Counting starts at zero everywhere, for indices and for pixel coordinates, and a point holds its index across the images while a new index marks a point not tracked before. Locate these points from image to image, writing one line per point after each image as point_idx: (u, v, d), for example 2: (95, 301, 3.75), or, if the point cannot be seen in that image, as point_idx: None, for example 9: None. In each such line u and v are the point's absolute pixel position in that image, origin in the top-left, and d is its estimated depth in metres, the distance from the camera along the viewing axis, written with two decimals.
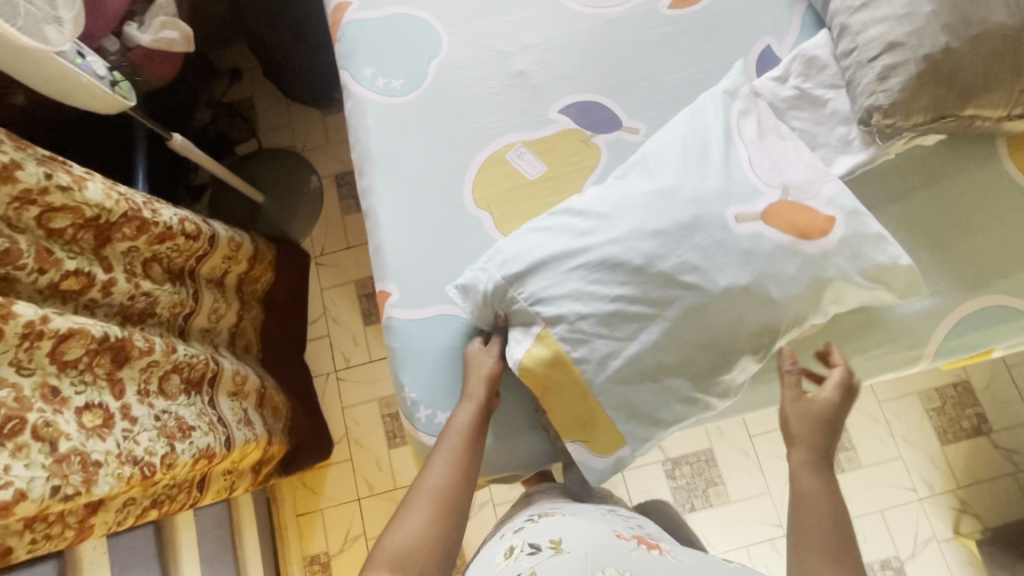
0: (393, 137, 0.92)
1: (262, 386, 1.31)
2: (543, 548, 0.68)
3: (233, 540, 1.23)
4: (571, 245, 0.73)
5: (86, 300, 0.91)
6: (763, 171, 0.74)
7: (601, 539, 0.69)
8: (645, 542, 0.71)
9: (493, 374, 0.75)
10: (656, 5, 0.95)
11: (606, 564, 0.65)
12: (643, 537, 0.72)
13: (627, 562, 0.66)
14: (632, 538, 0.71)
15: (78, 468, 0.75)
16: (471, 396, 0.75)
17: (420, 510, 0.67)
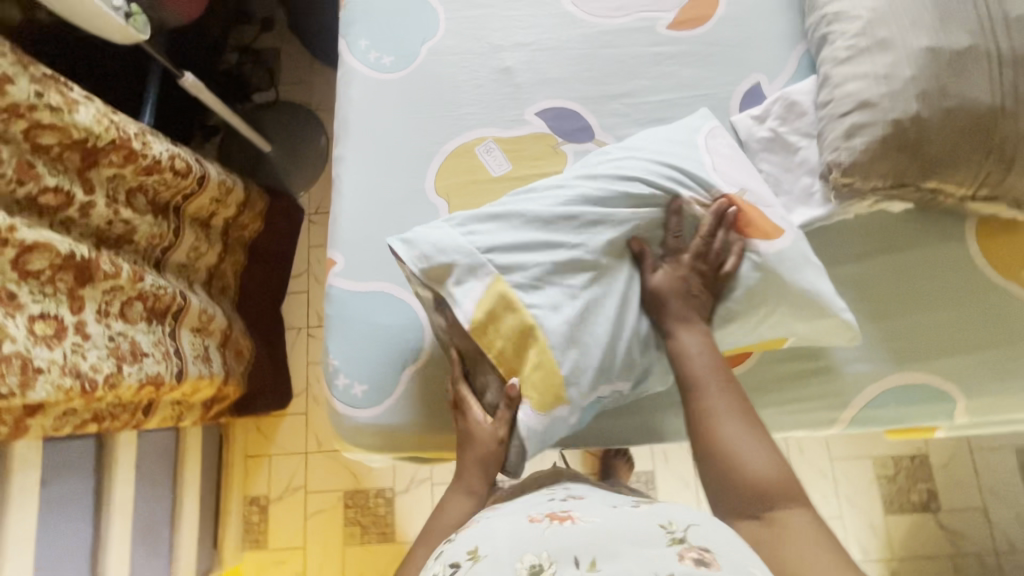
0: (373, 111, 0.94)
1: (229, 328, 1.36)
2: (462, 564, 0.53)
3: (176, 466, 1.29)
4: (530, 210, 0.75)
5: (63, 218, 0.96)
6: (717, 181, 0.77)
7: (513, 528, 0.56)
8: (559, 516, 0.58)
9: (491, 461, 0.72)
10: (656, 23, 0.94)
11: (528, 553, 0.52)
12: (555, 513, 0.59)
13: (545, 539, 0.53)
14: (545, 518, 0.57)
15: (17, 370, 0.81)
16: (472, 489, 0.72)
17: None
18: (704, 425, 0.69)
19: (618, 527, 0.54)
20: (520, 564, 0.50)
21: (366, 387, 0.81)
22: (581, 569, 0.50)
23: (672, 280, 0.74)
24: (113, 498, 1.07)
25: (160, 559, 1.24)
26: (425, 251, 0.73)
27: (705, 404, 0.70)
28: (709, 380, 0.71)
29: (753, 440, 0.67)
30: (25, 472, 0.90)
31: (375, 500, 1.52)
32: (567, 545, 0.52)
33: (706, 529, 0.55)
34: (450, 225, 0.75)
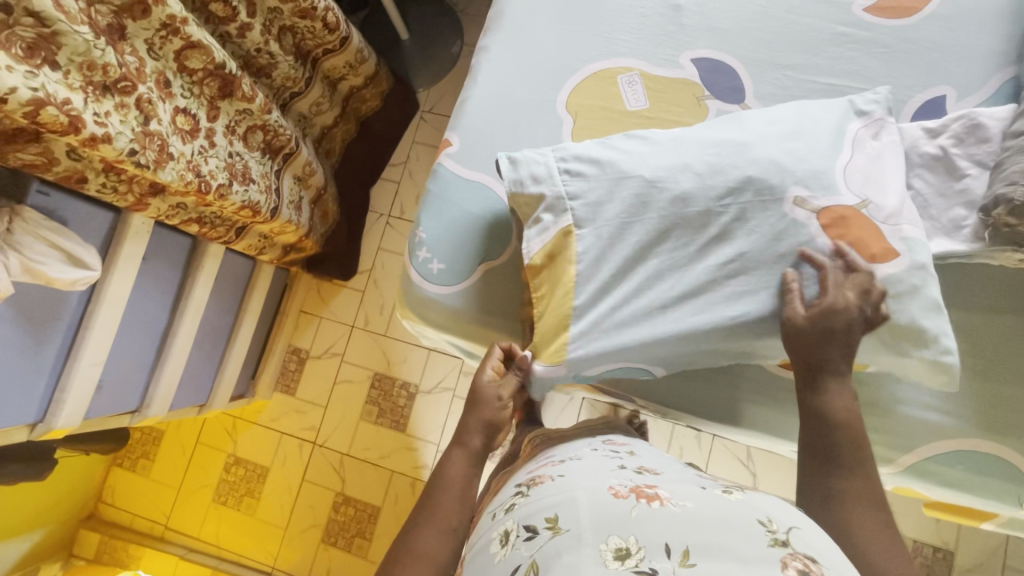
0: (530, 10, 0.92)
1: (323, 188, 1.44)
2: (540, 531, 0.54)
3: (244, 293, 1.42)
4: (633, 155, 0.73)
5: (223, 30, 1.03)
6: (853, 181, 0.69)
7: (597, 501, 0.55)
8: (644, 494, 0.56)
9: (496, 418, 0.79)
10: (853, 2, 0.86)
11: (614, 534, 0.52)
12: (641, 489, 0.57)
13: (634, 524, 0.52)
14: (630, 494, 0.56)
15: (155, 148, 0.88)
16: (466, 441, 0.77)
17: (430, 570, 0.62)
18: (823, 498, 0.62)
19: (712, 520, 0.52)
20: (606, 545, 0.50)
21: (442, 266, 0.84)
22: (672, 560, 0.49)
23: (824, 316, 0.65)
24: (193, 296, 1.19)
25: (209, 366, 1.37)
26: (522, 177, 0.73)
27: (834, 480, 0.63)
28: (846, 457, 0.64)
29: (882, 536, 0.58)
30: (134, 243, 0.99)
31: (398, 389, 1.61)
32: (658, 532, 0.51)
33: (806, 532, 0.52)
34: (552, 156, 0.74)
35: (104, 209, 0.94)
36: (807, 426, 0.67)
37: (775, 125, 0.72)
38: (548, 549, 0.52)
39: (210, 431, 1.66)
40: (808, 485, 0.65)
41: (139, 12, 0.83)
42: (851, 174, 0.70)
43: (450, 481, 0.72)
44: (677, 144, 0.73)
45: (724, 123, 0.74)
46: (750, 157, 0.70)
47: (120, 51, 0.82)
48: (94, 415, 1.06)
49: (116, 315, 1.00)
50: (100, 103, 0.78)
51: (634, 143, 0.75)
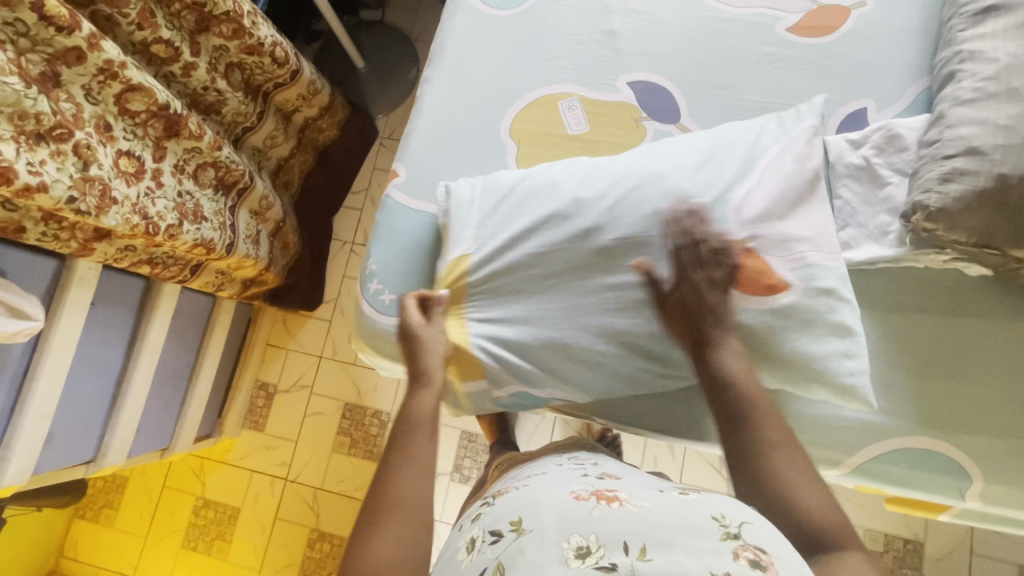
0: (472, 42, 0.94)
1: (283, 220, 1.43)
2: (506, 534, 0.59)
3: (204, 330, 1.39)
4: (567, 181, 0.75)
5: (167, 71, 1.03)
6: (770, 210, 0.72)
7: (558, 504, 0.61)
8: (605, 496, 0.62)
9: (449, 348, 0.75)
10: (777, 22, 0.90)
11: (574, 534, 0.56)
12: (602, 492, 0.63)
13: (593, 523, 0.57)
14: (591, 497, 0.62)
15: (97, 194, 0.87)
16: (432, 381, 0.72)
17: (401, 522, 0.61)
18: (751, 455, 0.64)
19: (666, 517, 0.57)
20: (568, 544, 0.55)
21: (394, 297, 0.84)
22: (631, 556, 0.54)
23: (709, 297, 0.69)
24: (148, 338, 1.16)
25: (170, 408, 1.33)
26: (452, 205, 0.80)
27: (756, 435, 0.65)
28: (761, 408, 0.66)
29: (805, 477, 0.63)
30: (81, 289, 0.97)
31: (370, 418, 1.59)
32: (615, 531, 0.56)
33: (759, 527, 0.58)
34: (477, 191, 0.80)
35: (46, 257, 0.92)
36: (724, 385, 0.67)
37: (706, 149, 0.75)
38: (513, 549, 0.57)
39: (176, 474, 1.61)
40: (730, 442, 0.66)
41: (73, 59, 0.82)
42: (750, 200, 0.72)
43: (416, 427, 0.69)
44: (613, 169, 0.75)
45: (659, 147, 0.77)
46: (683, 179, 0.73)
47: (54, 98, 0.81)
48: (44, 469, 1.02)
49: (64, 364, 0.97)
50: (34, 152, 0.78)
51: (573, 169, 0.77)
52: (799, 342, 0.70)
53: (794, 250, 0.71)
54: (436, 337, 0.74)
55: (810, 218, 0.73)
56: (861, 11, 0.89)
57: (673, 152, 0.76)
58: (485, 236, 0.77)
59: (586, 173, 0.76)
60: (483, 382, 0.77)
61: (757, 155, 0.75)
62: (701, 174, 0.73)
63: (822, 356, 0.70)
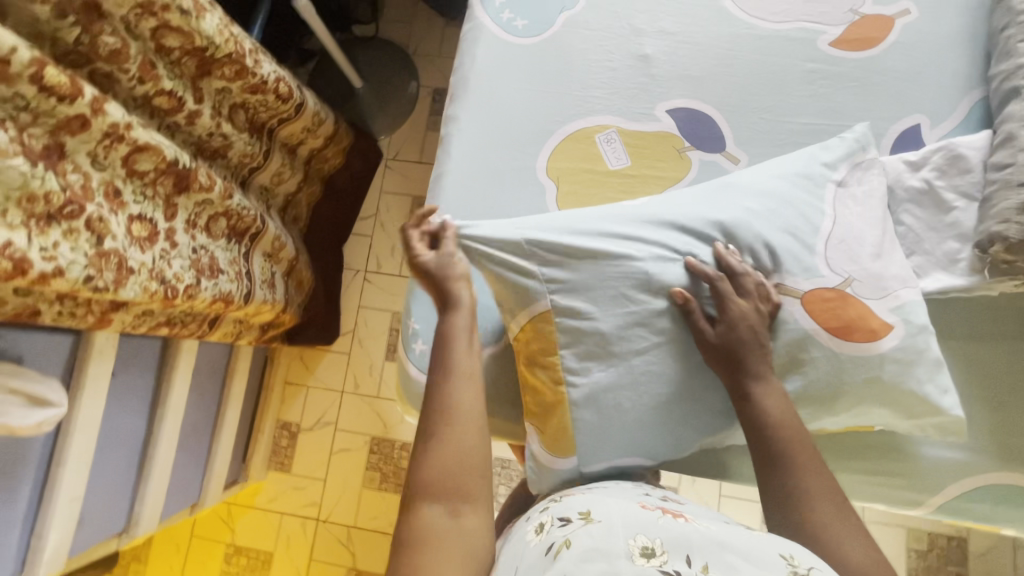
0: (497, 74, 0.89)
1: (295, 258, 1.38)
2: (574, 520, 0.57)
3: (224, 379, 1.34)
4: (621, 231, 0.71)
5: (170, 121, 0.96)
6: (837, 252, 0.70)
7: (626, 505, 0.59)
8: (671, 511, 0.59)
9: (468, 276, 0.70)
10: (819, 37, 0.85)
11: (640, 534, 0.54)
12: (668, 508, 0.60)
13: (662, 529, 0.54)
14: (658, 508, 0.59)
15: (113, 268, 0.81)
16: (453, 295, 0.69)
17: (461, 422, 0.63)
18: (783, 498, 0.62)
19: (733, 535, 0.55)
20: (634, 541, 0.53)
21: None
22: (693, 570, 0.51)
23: (735, 334, 0.65)
24: (171, 399, 1.11)
25: (196, 464, 1.29)
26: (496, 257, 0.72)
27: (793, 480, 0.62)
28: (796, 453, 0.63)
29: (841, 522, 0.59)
30: (101, 362, 0.92)
31: (399, 451, 1.55)
32: (681, 541, 0.53)
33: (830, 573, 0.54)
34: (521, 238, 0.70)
35: (61, 334, 0.87)
36: (756, 434, 0.65)
37: (764, 188, 0.72)
38: (579, 534, 0.55)
39: (204, 523, 1.57)
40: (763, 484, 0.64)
41: (77, 126, 0.76)
42: (834, 248, 0.70)
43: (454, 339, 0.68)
44: (670, 215, 0.71)
45: (716, 187, 0.73)
46: (747, 222, 0.69)
47: (60, 172, 0.75)
48: (75, 551, 0.98)
49: (90, 443, 0.92)
50: (46, 235, 0.72)
51: (626, 215, 0.73)
52: (882, 388, 0.67)
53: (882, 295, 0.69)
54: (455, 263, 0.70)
55: (882, 260, 0.70)
56: (906, 20, 0.85)
57: (731, 193, 0.72)
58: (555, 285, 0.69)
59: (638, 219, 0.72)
60: (570, 458, 0.71)
61: (818, 191, 0.73)
62: (762, 217, 0.70)
63: (904, 401, 0.68)
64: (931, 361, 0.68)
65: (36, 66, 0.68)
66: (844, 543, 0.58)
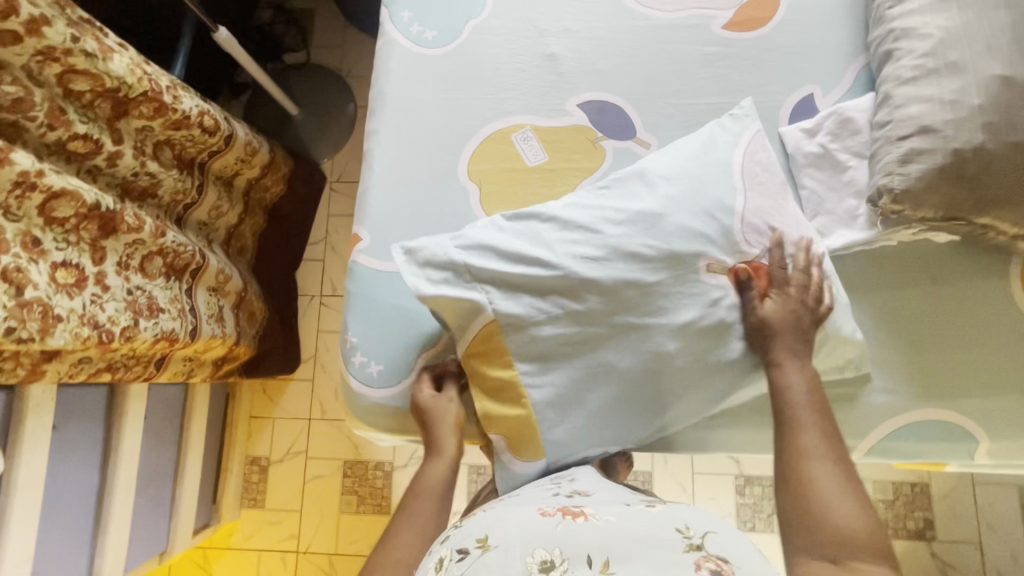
0: (411, 86, 0.91)
1: (244, 290, 1.36)
2: (471, 551, 0.57)
3: (182, 420, 1.32)
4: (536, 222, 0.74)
5: (90, 165, 0.95)
6: (743, 219, 0.73)
7: (524, 521, 0.60)
8: (570, 511, 0.62)
9: (458, 421, 0.77)
10: (712, 21, 0.90)
11: (539, 548, 0.56)
12: (568, 506, 0.63)
13: (558, 537, 0.57)
14: (557, 512, 0.61)
15: (37, 317, 0.80)
16: (444, 452, 0.75)
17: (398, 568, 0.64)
18: (790, 454, 0.66)
19: (629, 531, 0.58)
20: (532, 558, 0.55)
21: (382, 367, 0.80)
22: (594, 569, 0.55)
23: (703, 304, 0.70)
24: (122, 449, 1.08)
25: (160, 511, 1.26)
26: (424, 272, 0.72)
27: (799, 440, 0.66)
28: (802, 416, 0.68)
29: (839, 486, 0.63)
30: (39, 416, 0.90)
31: (373, 471, 1.54)
32: (579, 544, 0.56)
33: (720, 536, 0.60)
34: (450, 245, 0.73)
35: None
36: (774, 398, 0.70)
37: (668, 167, 0.75)
38: (477, 567, 0.55)
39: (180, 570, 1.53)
40: (775, 441, 0.68)
41: None
42: (731, 214, 0.73)
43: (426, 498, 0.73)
44: (581, 203, 0.74)
45: (626, 171, 0.76)
46: (647, 205, 0.72)
47: None
48: None
49: (33, 500, 0.89)
50: None
51: (540, 207, 0.76)
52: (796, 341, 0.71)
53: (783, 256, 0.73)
54: (444, 407, 0.77)
55: (779, 221, 0.74)
56: None
57: (638, 175, 0.75)
58: (485, 289, 0.71)
59: (545, 208, 0.74)
60: (541, 460, 0.73)
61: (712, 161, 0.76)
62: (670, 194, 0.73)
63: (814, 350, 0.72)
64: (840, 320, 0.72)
65: None
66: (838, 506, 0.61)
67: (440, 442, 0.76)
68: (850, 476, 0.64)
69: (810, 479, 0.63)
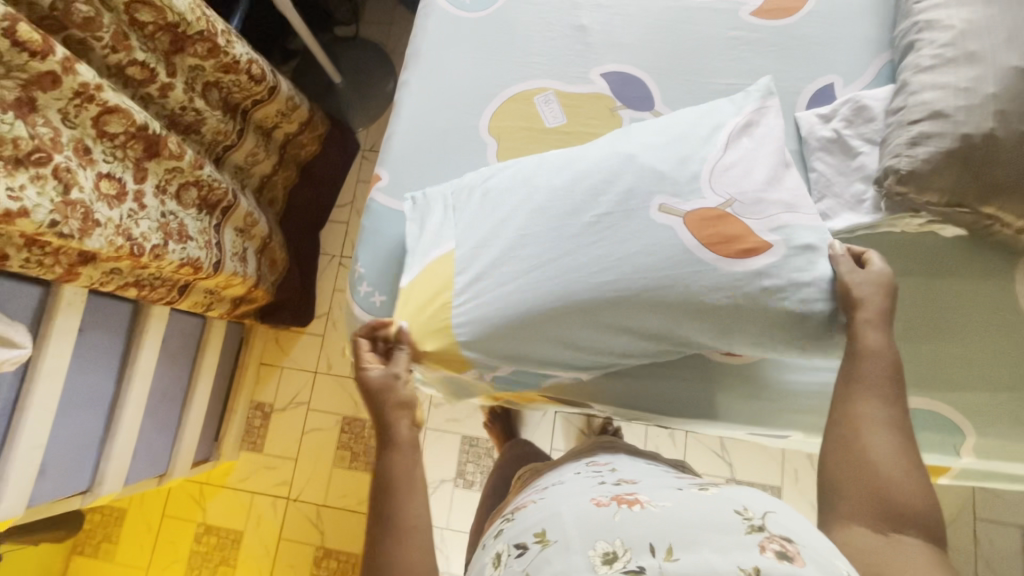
0: (446, 44, 0.96)
1: (269, 237, 1.43)
2: (531, 545, 0.59)
3: (196, 353, 1.38)
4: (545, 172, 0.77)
5: (144, 92, 1.04)
6: (729, 179, 0.73)
7: (579, 512, 0.61)
8: (625, 500, 0.62)
9: (410, 399, 0.76)
10: (740, 8, 0.92)
11: (600, 540, 0.56)
12: (621, 496, 0.63)
13: (618, 527, 0.57)
14: (612, 502, 0.62)
15: (79, 217, 0.86)
16: (400, 433, 0.73)
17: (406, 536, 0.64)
18: (844, 420, 0.66)
19: (686, 517, 0.57)
20: (594, 551, 0.55)
21: (384, 299, 0.85)
22: (658, 557, 0.54)
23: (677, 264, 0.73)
24: (139, 364, 1.15)
25: (164, 434, 1.32)
26: (422, 207, 0.84)
27: (859, 405, 0.66)
28: (870, 381, 0.67)
29: (895, 454, 0.62)
30: (69, 316, 0.96)
31: (369, 430, 1.58)
32: (640, 534, 0.56)
33: (781, 516, 0.59)
34: (445, 194, 0.83)
35: (32, 284, 0.92)
36: (850, 361, 0.69)
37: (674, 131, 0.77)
38: (539, 561, 0.57)
39: (175, 502, 1.59)
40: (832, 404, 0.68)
41: (48, 84, 0.82)
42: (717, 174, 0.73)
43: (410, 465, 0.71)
44: (592, 158, 0.77)
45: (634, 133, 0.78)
46: None
47: (30, 123, 0.81)
48: (36, 501, 1.01)
49: (53, 392, 0.96)
50: (13, 177, 0.78)
51: (550, 159, 0.79)
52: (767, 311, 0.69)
53: (763, 218, 0.71)
54: (393, 380, 0.76)
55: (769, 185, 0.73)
56: None
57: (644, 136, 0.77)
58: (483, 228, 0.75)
59: (554, 159, 0.78)
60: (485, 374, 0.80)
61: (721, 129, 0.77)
62: (665, 153, 0.74)
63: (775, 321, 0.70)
64: (883, 303, 0.69)
65: (8, 21, 0.74)
66: (891, 476, 0.61)
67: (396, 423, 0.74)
68: (909, 450, 0.63)
69: (864, 443, 0.63)
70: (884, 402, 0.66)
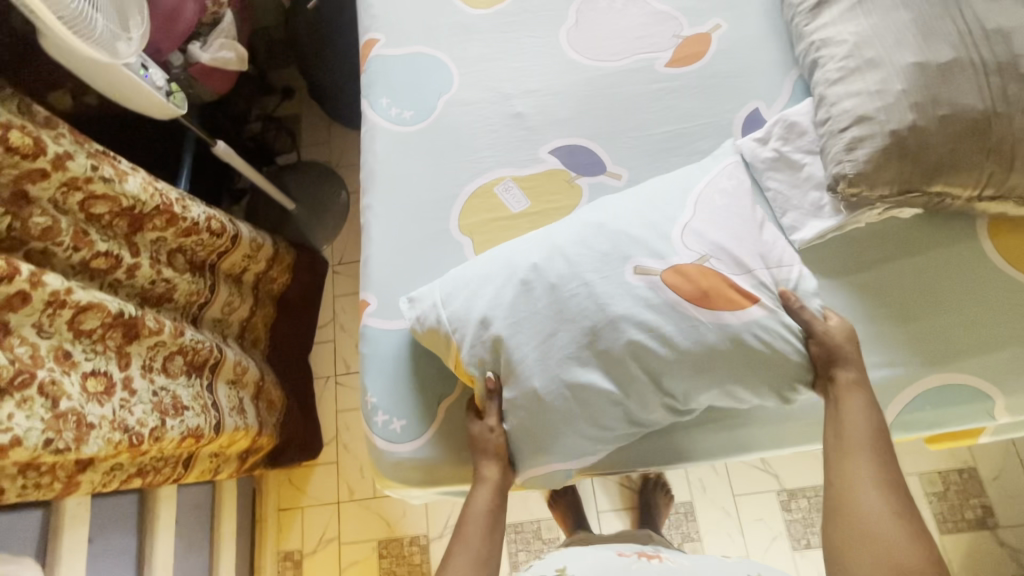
0: (399, 159, 1.00)
1: (261, 379, 1.40)
2: None
3: (212, 521, 1.31)
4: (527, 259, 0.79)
5: (112, 279, 1.03)
6: (707, 242, 0.77)
7: (601, 559, 0.74)
8: (646, 555, 0.77)
9: (500, 450, 0.78)
10: (654, 62, 1.01)
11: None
12: (644, 552, 0.78)
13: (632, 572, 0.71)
14: (634, 554, 0.76)
15: (72, 426, 0.83)
16: (488, 475, 0.78)
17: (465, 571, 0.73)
18: (841, 486, 0.69)
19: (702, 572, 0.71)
20: None
21: (404, 422, 0.84)
22: None
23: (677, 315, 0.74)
24: (156, 556, 1.08)
25: None
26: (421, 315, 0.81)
27: (852, 470, 0.69)
28: (861, 447, 0.70)
29: (892, 517, 0.66)
30: (76, 530, 0.91)
31: (409, 547, 1.50)
32: None
33: None
34: (440, 294, 0.81)
35: (30, 509, 0.87)
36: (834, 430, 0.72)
37: (643, 206, 0.81)
38: None
39: None
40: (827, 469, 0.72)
41: (19, 302, 0.81)
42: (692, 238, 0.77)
43: (475, 521, 0.76)
44: (567, 235, 0.80)
45: (604, 214, 0.82)
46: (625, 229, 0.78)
47: (7, 347, 0.79)
48: None
49: None
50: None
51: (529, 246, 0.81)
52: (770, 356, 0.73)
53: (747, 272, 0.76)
54: (486, 434, 0.78)
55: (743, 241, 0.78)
56: (720, 32, 1.01)
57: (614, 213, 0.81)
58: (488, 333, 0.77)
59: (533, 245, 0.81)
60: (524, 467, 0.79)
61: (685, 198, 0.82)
62: (638, 227, 0.78)
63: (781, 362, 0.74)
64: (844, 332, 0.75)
65: None
66: (893, 541, 0.64)
67: (483, 465, 0.78)
68: (906, 509, 0.66)
69: (860, 509, 0.67)
70: (879, 465, 0.69)
